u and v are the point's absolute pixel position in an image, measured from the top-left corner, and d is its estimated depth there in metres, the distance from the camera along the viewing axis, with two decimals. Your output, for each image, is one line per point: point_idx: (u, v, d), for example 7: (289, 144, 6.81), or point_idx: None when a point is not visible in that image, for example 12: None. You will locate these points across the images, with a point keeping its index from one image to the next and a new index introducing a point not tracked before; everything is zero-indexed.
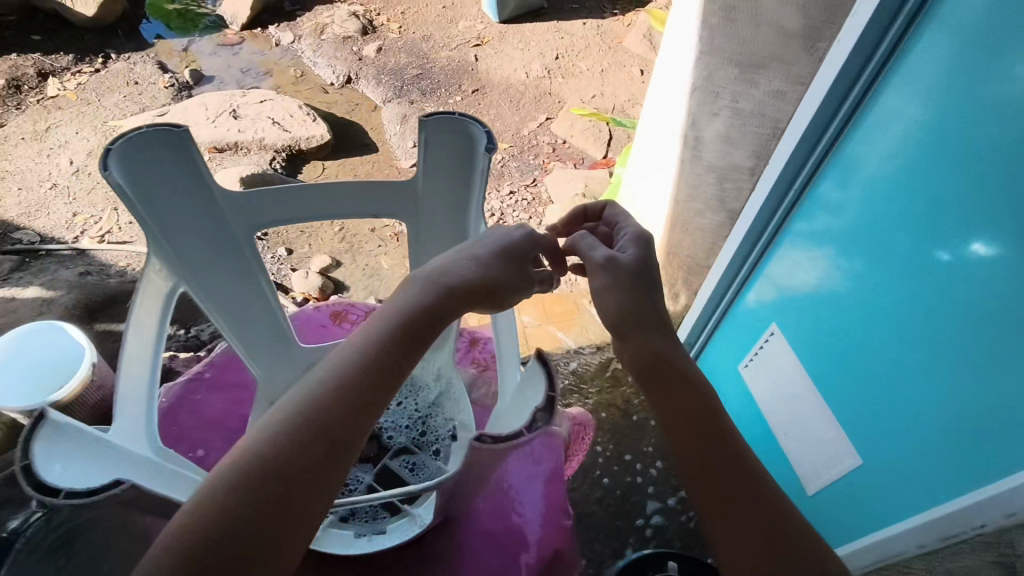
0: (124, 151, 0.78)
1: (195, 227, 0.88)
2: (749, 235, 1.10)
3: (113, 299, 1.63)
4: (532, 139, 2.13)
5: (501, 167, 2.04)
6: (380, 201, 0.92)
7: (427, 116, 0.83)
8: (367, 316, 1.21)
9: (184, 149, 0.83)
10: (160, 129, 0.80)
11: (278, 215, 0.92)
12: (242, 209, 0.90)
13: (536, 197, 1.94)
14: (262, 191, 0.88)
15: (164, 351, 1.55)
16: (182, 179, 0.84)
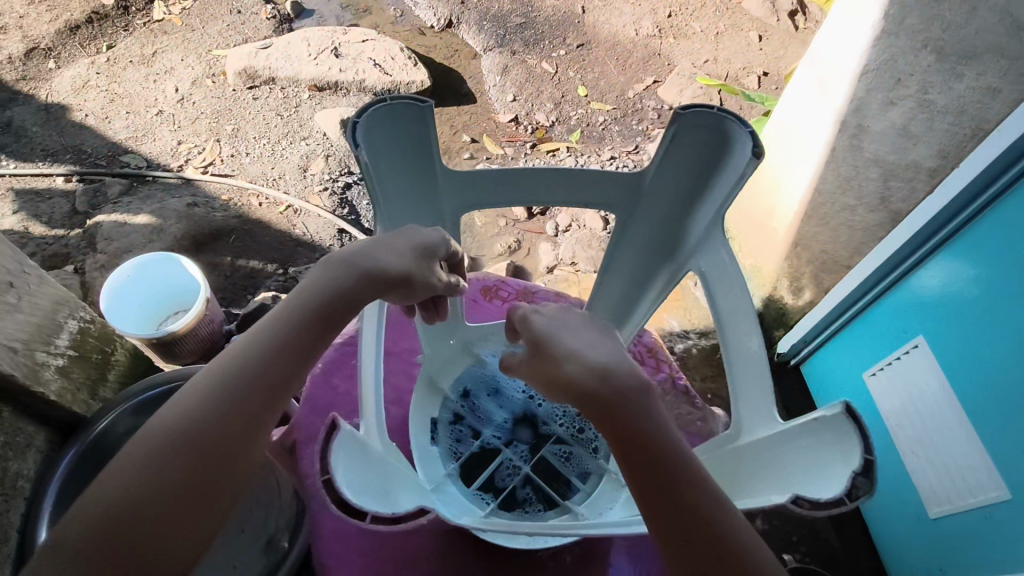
0: (370, 122, 0.70)
1: (414, 205, 0.83)
2: (918, 236, 1.00)
3: (218, 232, 1.65)
4: (637, 103, 2.02)
5: (603, 130, 1.95)
6: (597, 190, 0.84)
7: (686, 107, 0.71)
8: (519, 294, 1.10)
9: (423, 125, 0.75)
10: (404, 101, 0.72)
11: (493, 198, 0.85)
12: (458, 189, 0.84)
13: (638, 165, 1.86)
14: (484, 172, 0.82)
15: (265, 290, 1.57)
16: (412, 155, 0.78)
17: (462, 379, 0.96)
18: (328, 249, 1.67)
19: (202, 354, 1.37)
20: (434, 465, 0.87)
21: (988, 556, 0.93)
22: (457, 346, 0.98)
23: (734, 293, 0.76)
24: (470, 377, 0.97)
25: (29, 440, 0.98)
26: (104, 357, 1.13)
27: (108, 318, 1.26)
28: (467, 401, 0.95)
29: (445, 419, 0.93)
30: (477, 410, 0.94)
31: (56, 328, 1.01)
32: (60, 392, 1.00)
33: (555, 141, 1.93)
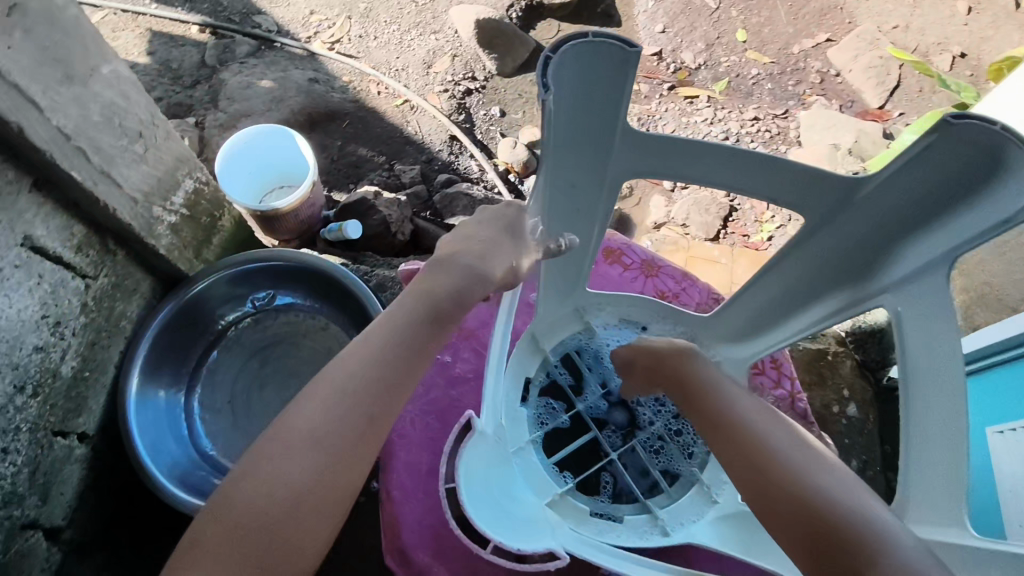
0: (565, 59, 0.60)
1: (585, 156, 0.71)
2: None
3: (333, 114, 1.63)
4: (800, 61, 1.79)
5: (753, 84, 1.75)
6: (798, 188, 0.70)
7: (956, 116, 0.57)
8: (642, 264, 0.98)
9: (623, 72, 0.62)
10: (607, 40, 0.59)
11: (673, 167, 0.71)
12: (636, 151, 0.70)
13: (782, 132, 1.67)
14: (670, 138, 0.67)
15: (367, 183, 1.56)
16: (597, 104, 0.65)
17: (565, 345, 0.91)
18: (435, 154, 1.62)
19: (299, 233, 1.40)
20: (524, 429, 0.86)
21: None
22: (573, 307, 0.92)
23: (938, 350, 0.64)
24: (580, 343, 0.91)
25: (135, 285, 1.02)
26: (212, 221, 1.15)
27: (221, 181, 1.28)
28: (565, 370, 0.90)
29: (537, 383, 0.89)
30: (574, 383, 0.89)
31: (174, 185, 1.02)
32: (169, 247, 1.03)
33: (696, 86, 1.75)
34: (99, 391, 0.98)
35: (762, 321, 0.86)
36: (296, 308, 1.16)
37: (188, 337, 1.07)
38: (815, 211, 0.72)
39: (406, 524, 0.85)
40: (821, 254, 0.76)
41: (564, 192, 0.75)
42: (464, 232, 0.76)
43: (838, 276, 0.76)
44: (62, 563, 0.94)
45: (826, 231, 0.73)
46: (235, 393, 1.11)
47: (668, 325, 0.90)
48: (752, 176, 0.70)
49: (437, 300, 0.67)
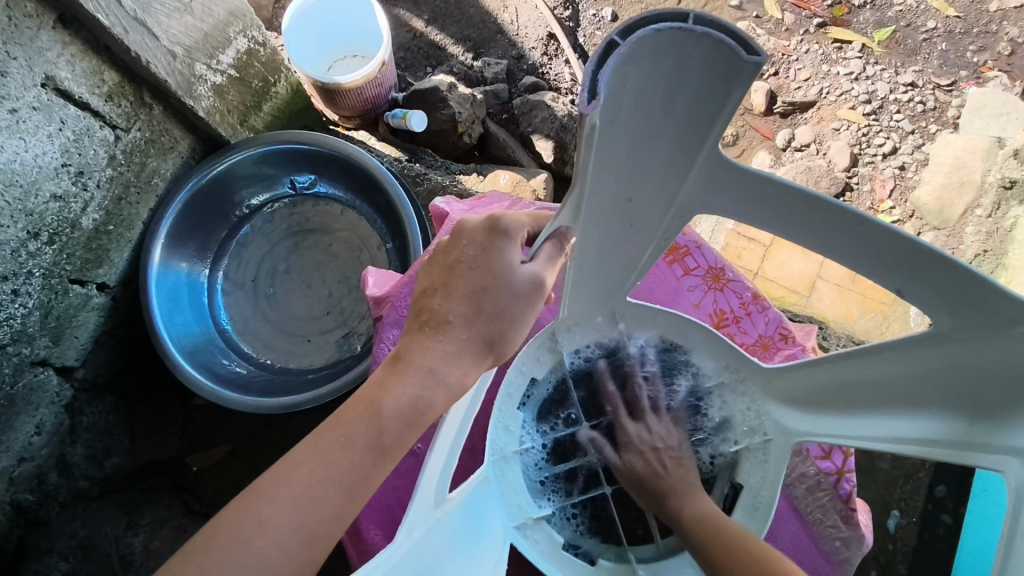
0: (637, 52, 0.41)
1: (644, 180, 0.51)
2: None
3: None
4: (992, 22, 1.40)
5: (924, 39, 1.40)
6: (919, 279, 0.47)
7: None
8: (708, 275, 0.76)
9: (724, 86, 0.43)
10: (716, 34, 0.41)
11: (762, 221, 0.51)
12: (716, 189, 0.50)
13: (939, 107, 1.37)
14: (765, 180, 0.48)
15: (444, 71, 1.41)
16: (678, 114, 0.45)
17: (589, 351, 0.66)
18: (526, 52, 1.43)
19: (360, 112, 1.28)
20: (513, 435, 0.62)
21: None
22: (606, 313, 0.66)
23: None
24: (602, 352, 0.66)
25: (173, 143, 0.95)
26: (265, 86, 1.06)
27: (286, 40, 1.17)
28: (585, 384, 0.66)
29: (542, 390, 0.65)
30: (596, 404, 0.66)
31: (224, 42, 0.94)
32: (210, 110, 0.96)
33: (852, 29, 1.42)
34: (123, 245, 0.94)
35: (810, 408, 0.60)
36: (334, 199, 1.08)
37: (217, 208, 1.01)
38: (952, 315, 0.46)
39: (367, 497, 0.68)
40: (931, 364, 0.50)
41: (605, 216, 0.53)
42: (439, 291, 0.53)
43: (938, 397, 0.50)
44: (73, 400, 0.94)
45: (956, 346, 0.47)
46: (260, 272, 1.07)
47: (717, 365, 0.65)
48: (854, 235, 0.48)
49: (379, 418, 0.47)
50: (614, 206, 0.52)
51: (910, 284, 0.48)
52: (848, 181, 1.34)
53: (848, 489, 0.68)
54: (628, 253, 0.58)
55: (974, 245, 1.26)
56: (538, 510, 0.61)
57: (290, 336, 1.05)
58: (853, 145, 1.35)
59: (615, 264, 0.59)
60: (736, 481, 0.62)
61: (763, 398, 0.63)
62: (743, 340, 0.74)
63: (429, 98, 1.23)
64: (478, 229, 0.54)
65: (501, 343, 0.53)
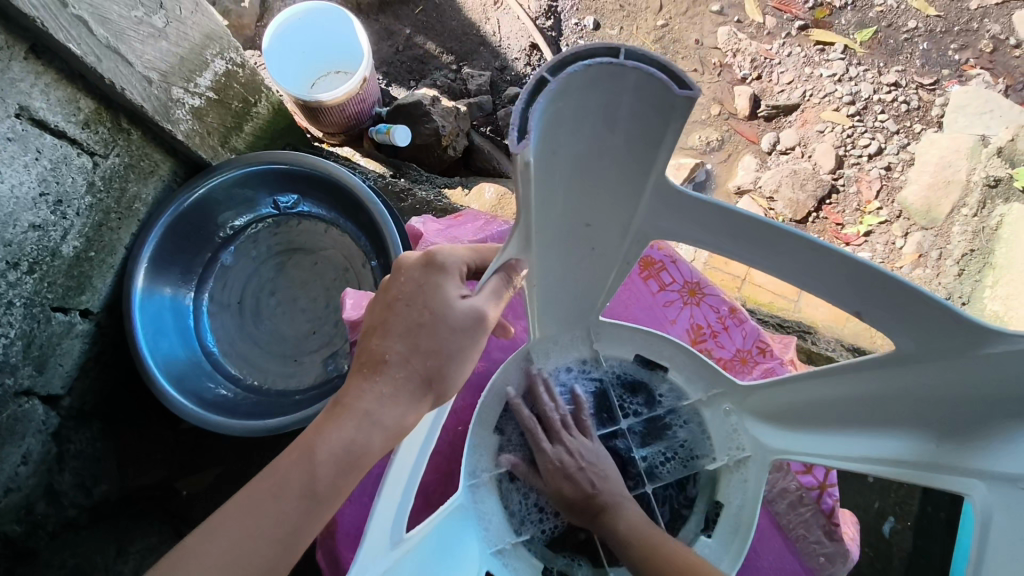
0: (568, 89, 0.41)
1: (598, 206, 0.51)
2: None
3: None
4: (974, 20, 1.40)
5: (906, 39, 1.40)
6: (877, 301, 0.46)
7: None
8: (682, 291, 0.76)
9: (662, 120, 0.43)
10: (647, 68, 0.40)
11: (721, 244, 0.51)
12: (671, 216, 0.50)
13: (923, 107, 1.37)
14: (717, 207, 0.47)
15: (428, 84, 1.41)
16: (622, 144, 0.45)
17: (558, 374, 0.66)
18: (510, 63, 1.44)
19: (344, 128, 1.28)
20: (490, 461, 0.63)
21: None
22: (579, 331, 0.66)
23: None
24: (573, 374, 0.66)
25: (153, 166, 0.95)
26: (246, 107, 1.07)
27: (267, 58, 1.17)
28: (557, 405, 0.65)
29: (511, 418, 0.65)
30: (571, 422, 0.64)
31: (201, 64, 0.94)
32: (189, 133, 0.95)
33: (834, 30, 1.42)
34: (105, 271, 0.94)
35: (781, 423, 0.60)
36: (317, 218, 1.07)
37: (201, 230, 1.01)
38: (910, 336, 0.46)
39: (342, 524, 0.69)
40: (894, 386, 0.50)
41: (563, 241, 0.53)
42: (376, 330, 0.52)
43: (904, 415, 0.50)
44: (59, 427, 0.93)
45: (917, 367, 0.47)
46: (246, 294, 1.07)
47: (694, 384, 0.65)
48: (811, 258, 0.47)
49: (314, 461, 0.47)
50: (572, 231, 0.53)
51: (868, 306, 0.47)
52: (833, 183, 1.34)
53: (832, 504, 0.67)
54: (593, 275, 0.58)
55: (961, 245, 1.26)
56: (514, 536, 0.61)
57: (273, 357, 1.05)
58: (837, 147, 1.35)
59: (581, 284, 0.60)
60: (716, 499, 0.62)
61: (737, 413, 0.63)
62: (721, 354, 0.74)
63: (412, 113, 1.24)
64: (416, 265, 0.53)
65: (439, 380, 0.52)
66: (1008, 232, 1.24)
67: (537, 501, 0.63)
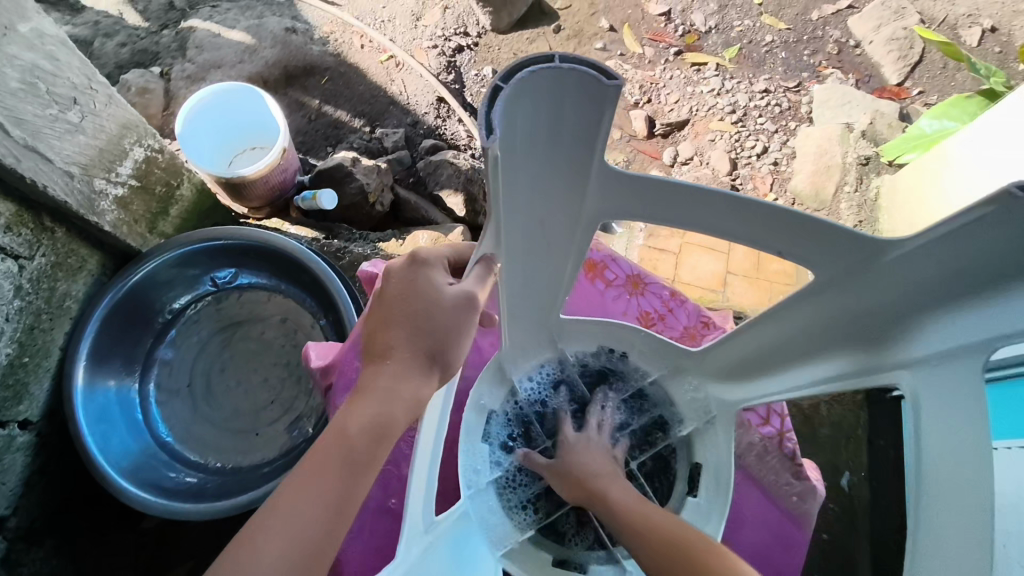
0: (515, 92, 0.46)
1: (549, 200, 0.56)
2: None
3: (312, 69, 1.51)
4: (817, 29, 1.61)
5: (766, 52, 1.59)
6: (800, 238, 0.53)
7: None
8: (626, 282, 0.83)
9: (596, 111, 0.48)
10: (578, 67, 0.45)
11: (661, 218, 0.56)
12: (616, 200, 0.55)
13: (793, 106, 1.55)
14: (654, 185, 0.53)
15: (345, 147, 1.45)
16: (565, 139, 0.50)
17: (534, 377, 0.70)
18: (421, 117, 1.51)
19: (269, 200, 1.29)
20: (482, 467, 0.65)
21: None
22: (546, 336, 0.70)
23: (956, 452, 0.45)
24: (545, 373, 0.70)
25: (80, 263, 0.94)
26: (168, 191, 1.06)
27: (183, 142, 1.18)
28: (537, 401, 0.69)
29: (497, 420, 0.67)
30: (558, 402, 0.69)
31: (120, 154, 0.93)
32: (115, 223, 0.94)
33: (705, 52, 1.60)
34: (41, 375, 0.90)
35: (738, 377, 0.66)
36: (259, 286, 1.08)
37: (137, 319, 0.99)
38: (829, 263, 0.53)
39: (347, 561, 0.71)
40: (827, 313, 0.57)
41: (524, 235, 0.58)
42: (377, 327, 0.56)
43: (836, 338, 0.57)
44: (7, 551, 0.87)
45: (836, 290, 0.55)
46: (195, 375, 1.05)
47: (655, 362, 0.70)
48: (738, 216, 0.54)
49: (347, 441, 0.50)
50: (530, 226, 0.58)
51: (790, 245, 0.54)
52: (733, 183, 1.48)
53: (792, 449, 0.74)
54: (554, 267, 0.63)
55: (851, 218, 1.41)
56: (520, 535, 0.63)
57: (233, 434, 1.02)
58: (730, 152, 1.49)
59: (541, 283, 0.64)
60: (694, 460, 0.67)
61: (698, 380, 0.69)
62: (670, 335, 0.80)
63: (334, 177, 1.28)
64: (402, 264, 0.59)
65: (443, 357, 0.55)
66: (885, 201, 1.41)
67: (534, 497, 0.65)
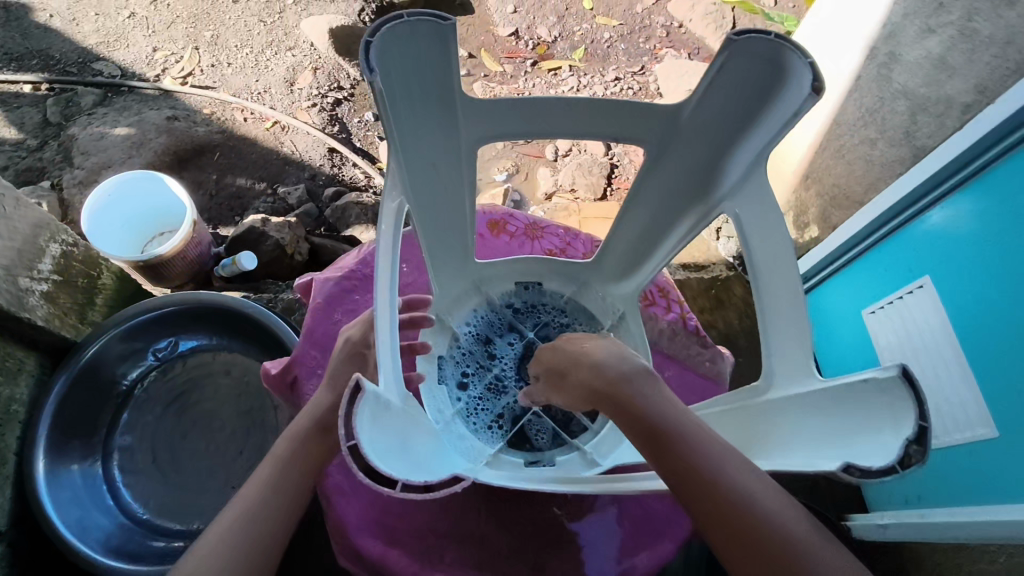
0: (380, 49, 0.47)
1: (430, 145, 0.60)
2: (899, 202, 1.03)
3: (202, 149, 1.57)
4: (645, 19, 1.85)
5: (608, 47, 1.81)
6: (632, 121, 0.62)
7: (739, 32, 0.50)
8: (527, 230, 0.95)
9: (443, 49, 0.51)
10: (422, 15, 0.48)
11: (527, 131, 0.63)
12: (485, 128, 0.62)
13: (643, 86, 1.76)
14: (514, 104, 0.59)
15: (253, 213, 1.52)
16: (431, 82, 0.54)
17: (472, 322, 0.81)
18: (317, 170, 1.60)
19: (191, 274, 1.33)
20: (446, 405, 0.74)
21: (972, 492, 0.93)
22: (471, 281, 0.82)
23: (772, 240, 0.57)
24: (481, 317, 0.81)
25: (19, 365, 0.95)
26: (91, 282, 1.10)
27: (93, 238, 1.24)
28: (479, 341, 0.80)
29: (451, 364, 0.78)
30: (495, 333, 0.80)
31: (38, 253, 0.97)
32: (47, 317, 0.97)
33: (557, 57, 1.80)
34: (2, 484, 0.91)
35: (638, 259, 0.80)
36: (202, 349, 1.13)
37: (87, 408, 1.02)
38: (654, 133, 0.63)
39: (351, 522, 0.77)
40: (671, 173, 0.67)
41: (424, 178, 0.63)
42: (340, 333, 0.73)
43: (684, 196, 0.69)
44: None
45: (667, 152, 0.65)
46: (158, 450, 1.07)
47: (566, 284, 0.85)
48: (581, 117, 0.62)
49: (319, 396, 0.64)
50: (425, 171, 0.63)
51: (622, 133, 0.63)
52: (611, 161, 1.66)
53: (694, 324, 0.89)
54: (451, 198, 0.69)
55: None
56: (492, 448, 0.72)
57: (208, 493, 1.05)
58: (602, 136, 1.67)
59: (449, 220, 0.72)
60: None
61: (603, 288, 0.84)
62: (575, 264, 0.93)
63: (247, 239, 1.36)
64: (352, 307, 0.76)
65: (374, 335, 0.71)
66: None
67: (497, 417, 0.75)
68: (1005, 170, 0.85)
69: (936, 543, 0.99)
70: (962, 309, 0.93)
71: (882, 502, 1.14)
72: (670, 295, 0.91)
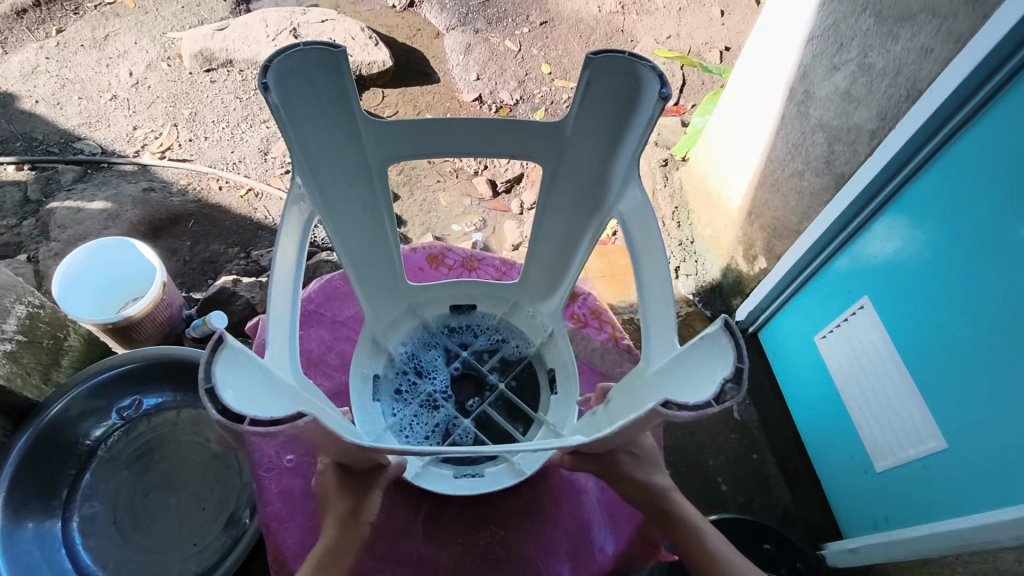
0: (282, 73, 0.62)
1: (344, 163, 0.73)
2: (832, 226, 1.09)
3: (177, 218, 1.63)
4: None
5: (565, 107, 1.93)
6: (518, 141, 0.75)
7: (597, 53, 0.64)
8: (464, 262, 1.04)
9: (339, 73, 0.66)
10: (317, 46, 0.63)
11: (435, 150, 0.76)
12: (393, 146, 0.75)
13: None
14: (416, 124, 0.72)
15: (225, 275, 1.54)
16: (333, 105, 0.69)
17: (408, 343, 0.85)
18: None
19: (161, 338, 1.34)
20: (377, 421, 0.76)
21: (929, 506, 0.93)
22: (405, 304, 0.87)
23: (651, 235, 0.68)
24: (415, 338, 0.86)
25: None
26: (57, 343, 1.13)
27: (63, 306, 1.25)
28: (413, 362, 0.84)
29: (385, 382, 0.81)
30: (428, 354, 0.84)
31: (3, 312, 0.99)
32: (9, 376, 0.99)
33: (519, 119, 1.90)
34: None
35: (554, 278, 0.86)
36: (166, 406, 1.14)
37: (48, 470, 1.01)
38: (541, 147, 0.76)
39: (288, 548, 0.79)
40: (562, 185, 0.79)
41: (342, 195, 0.75)
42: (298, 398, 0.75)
43: (582, 207, 0.79)
44: None
45: (554, 167, 0.78)
46: (118, 511, 1.06)
47: (497, 306, 0.88)
48: (472, 135, 0.74)
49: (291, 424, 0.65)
50: (342, 187, 0.74)
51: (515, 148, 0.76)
52: None
53: (626, 345, 0.96)
54: (371, 217, 0.80)
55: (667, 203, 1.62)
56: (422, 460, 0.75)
57: (168, 551, 1.03)
58: None
59: (368, 238, 0.81)
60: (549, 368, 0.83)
61: (534, 307, 0.88)
62: None
63: (218, 300, 1.38)
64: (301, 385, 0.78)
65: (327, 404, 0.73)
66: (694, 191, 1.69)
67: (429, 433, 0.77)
68: (920, 184, 0.91)
69: (904, 561, 0.98)
70: (897, 321, 0.97)
71: (854, 525, 1.13)
72: (601, 317, 1.00)
